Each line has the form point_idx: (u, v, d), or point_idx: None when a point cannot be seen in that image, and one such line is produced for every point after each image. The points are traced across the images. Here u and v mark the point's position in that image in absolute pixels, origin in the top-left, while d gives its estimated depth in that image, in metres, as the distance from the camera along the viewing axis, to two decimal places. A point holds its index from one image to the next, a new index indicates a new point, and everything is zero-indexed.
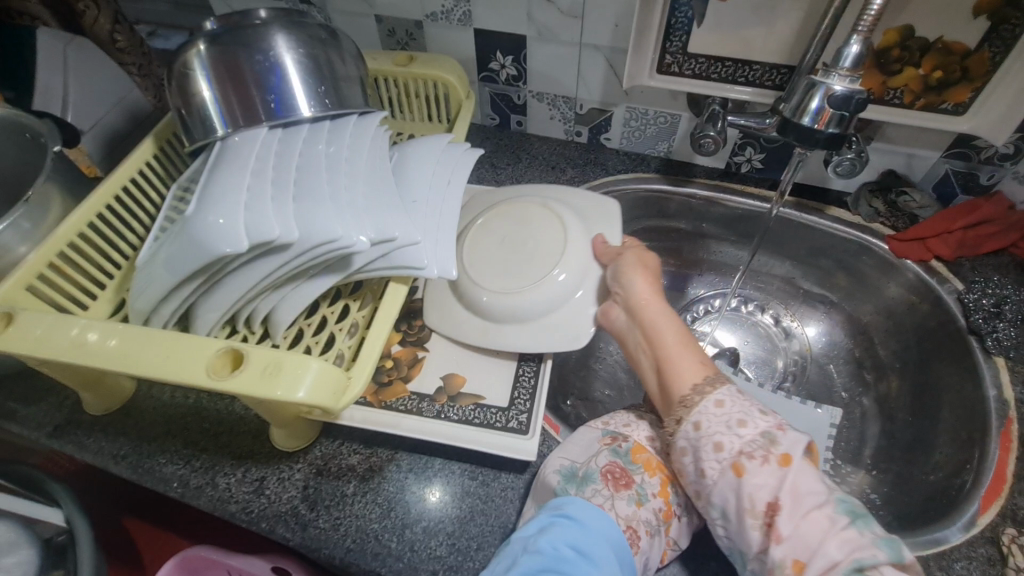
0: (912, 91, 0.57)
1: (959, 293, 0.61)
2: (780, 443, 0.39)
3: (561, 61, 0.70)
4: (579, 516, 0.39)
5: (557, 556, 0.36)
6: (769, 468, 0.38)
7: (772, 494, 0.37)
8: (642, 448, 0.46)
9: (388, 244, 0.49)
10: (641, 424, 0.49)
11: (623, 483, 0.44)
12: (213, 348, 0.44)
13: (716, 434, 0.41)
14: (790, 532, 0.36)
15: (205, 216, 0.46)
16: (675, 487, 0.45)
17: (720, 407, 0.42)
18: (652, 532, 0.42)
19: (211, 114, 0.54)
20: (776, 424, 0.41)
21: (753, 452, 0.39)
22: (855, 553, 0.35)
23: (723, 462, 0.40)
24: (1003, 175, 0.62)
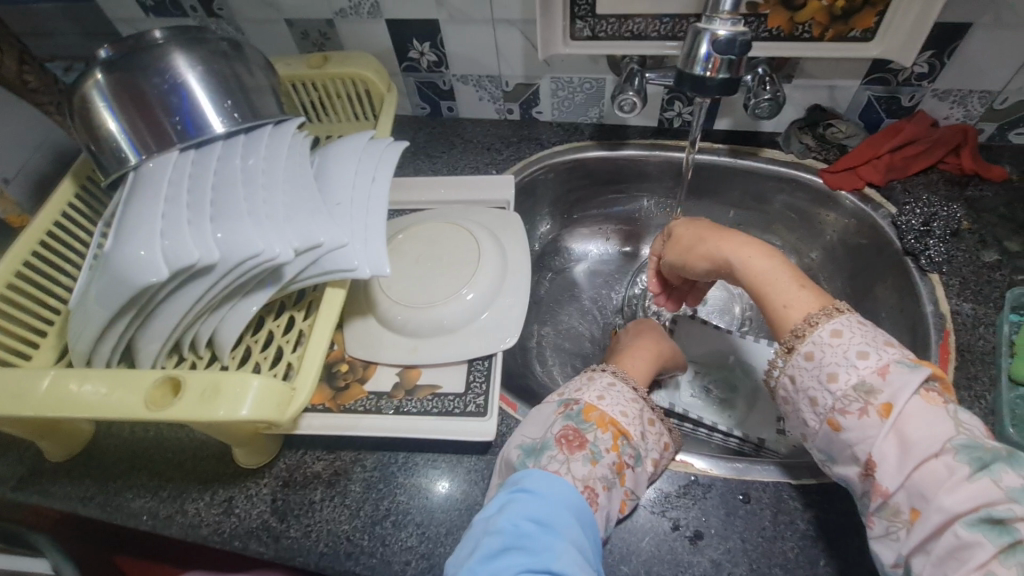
0: (820, 24, 0.57)
1: (891, 216, 0.62)
2: (881, 393, 0.39)
3: (478, 41, 0.69)
4: (536, 488, 0.40)
5: (516, 530, 0.37)
6: (867, 421, 0.39)
7: (869, 447, 0.39)
8: (594, 408, 0.46)
9: (315, 251, 0.49)
10: (593, 386, 0.48)
11: (578, 445, 0.44)
12: (152, 378, 0.44)
13: (830, 365, 0.42)
14: (898, 483, 0.37)
15: (122, 249, 0.45)
16: (628, 440, 0.45)
17: (835, 336, 0.42)
18: (609, 486, 0.43)
19: (119, 144, 0.53)
20: (880, 368, 0.40)
21: (847, 408, 0.40)
22: (983, 503, 0.34)
23: (821, 417, 0.42)
24: (923, 94, 0.63)
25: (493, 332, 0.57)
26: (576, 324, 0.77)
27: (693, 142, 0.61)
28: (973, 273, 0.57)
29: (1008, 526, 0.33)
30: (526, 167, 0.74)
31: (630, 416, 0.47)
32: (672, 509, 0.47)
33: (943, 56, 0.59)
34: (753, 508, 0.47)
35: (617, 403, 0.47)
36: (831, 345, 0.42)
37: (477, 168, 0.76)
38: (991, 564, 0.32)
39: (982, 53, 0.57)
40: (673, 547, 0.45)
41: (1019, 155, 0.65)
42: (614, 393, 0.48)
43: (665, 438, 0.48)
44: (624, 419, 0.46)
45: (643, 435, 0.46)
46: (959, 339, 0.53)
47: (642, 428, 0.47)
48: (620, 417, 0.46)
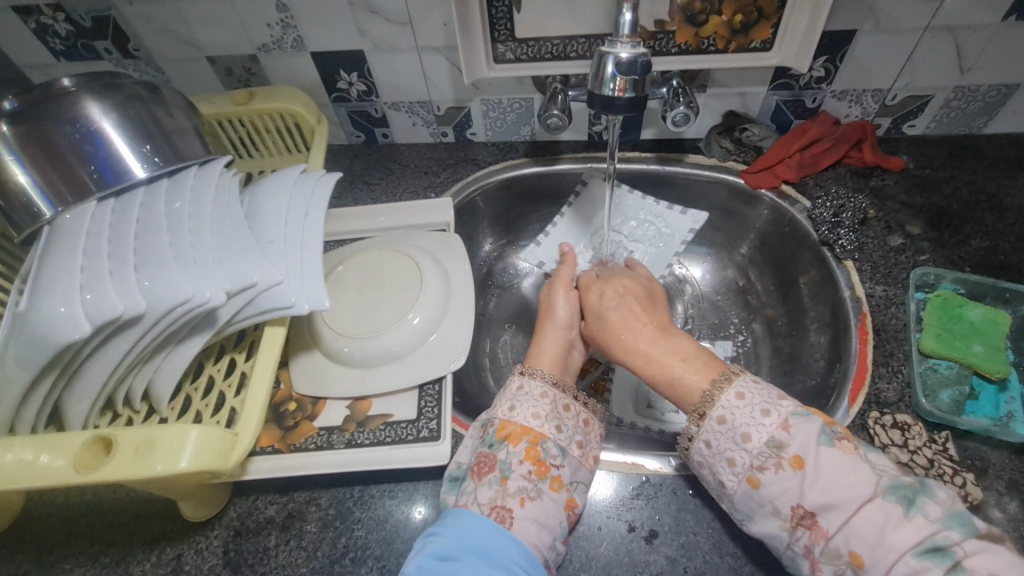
0: (723, 38, 0.61)
1: (807, 209, 0.66)
2: (790, 445, 0.42)
3: (406, 69, 0.70)
4: (439, 527, 0.43)
5: (424, 571, 0.39)
6: (784, 474, 0.41)
7: (796, 499, 0.41)
8: (506, 423, 0.49)
9: (249, 291, 0.48)
10: (504, 398, 0.52)
11: (487, 469, 0.46)
12: (80, 440, 0.42)
13: (759, 402, 0.45)
14: (835, 527, 0.39)
15: (40, 308, 0.43)
16: (545, 442, 0.48)
17: (739, 399, 0.45)
18: (532, 495, 0.45)
19: (33, 198, 0.51)
20: (782, 422, 0.43)
21: (764, 464, 0.42)
22: (928, 536, 0.37)
23: (740, 476, 0.43)
24: (824, 96, 0.68)
25: (441, 357, 0.57)
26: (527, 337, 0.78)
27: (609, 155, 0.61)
28: (882, 257, 0.62)
29: (947, 551, 0.36)
30: (463, 187, 0.75)
31: (542, 415, 0.50)
32: (626, 513, 0.48)
33: (836, 60, 0.64)
34: (701, 501, 0.48)
35: (529, 407, 0.50)
36: (755, 389, 0.46)
37: (415, 192, 0.76)
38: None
39: (868, 56, 0.63)
40: (630, 549, 0.46)
41: (913, 145, 0.71)
42: (523, 399, 0.51)
43: (583, 417, 0.52)
44: (536, 422, 0.49)
45: (561, 428, 0.49)
46: (875, 320, 0.57)
47: (556, 422, 0.50)
48: (532, 422, 0.49)
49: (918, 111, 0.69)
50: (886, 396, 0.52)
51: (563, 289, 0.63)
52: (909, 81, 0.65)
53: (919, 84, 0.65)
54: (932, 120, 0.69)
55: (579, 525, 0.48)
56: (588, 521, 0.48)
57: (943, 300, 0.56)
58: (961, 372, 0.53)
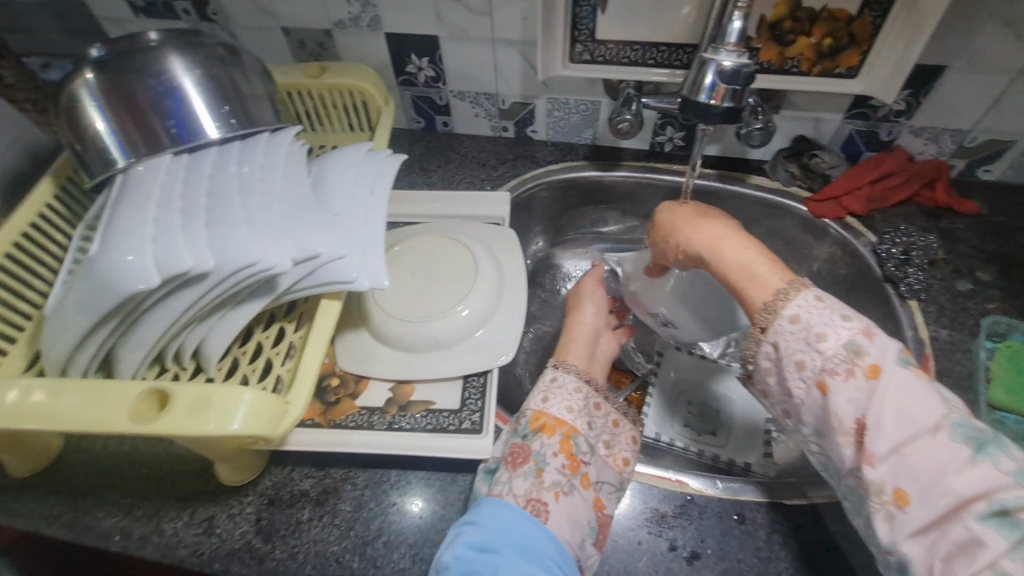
0: (808, 59, 0.60)
1: (872, 244, 0.65)
2: (868, 355, 0.39)
3: (477, 59, 0.70)
4: (475, 516, 0.42)
5: (462, 562, 0.38)
6: (855, 382, 0.39)
7: (859, 410, 0.38)
8: (540, 414, 0.48)
9: (312, 262, 0.48)
10: (536, 392, 0.51)
11: (522, 460, 0.45)
12: (136, 390, 0.42)
13: (820, 323, 0.42)
14: (884, 451, 0.37)
15: (110, 255, 0.43)
16: (577, 436, 0.47)
17: (818, 301, 0.43)
18: (566, 490, 0.44)
19: (108, 146, 0.51)
20: (863, 331, 0.41)
21: (835, 368, 0.40)
22: (994, 494, 0.33)
23: (809, 381, 0.42)
24: (900, 131, 0.66)
25: (489, 349, 0.57)
26: None
27: (692, 167, 0.61)
28: (949, 300, 0.60)
29: (1016, 519, 0.32)
30: (521, 184, 0.75)
31: (575, 410, 0.49)
32: (668, 531, 0.47)
33: (919, 95, 0.62)
34: (747, 529, 0.47)
35: (563, 400, 0.49)
36: (817, 306, 0.43)
37: (471, 183, 0.76)
38: (997, 559, 0.31)
39: (954, 95, 0.61)
40: (670, 568, 0.45)
41: (986, 191, 0.69)
42: (556, 392, 0.50)
43: (612, 417, 0.52)
44: (570, 415, 0.48)
45: (591, 424, 0.49)
46: (938, 364, 0.55)
47: (588, 418, 0.49)
48: (566, 415, 0.48)
49: (997, 156, 0.66)
50: None
51: (588, 287, 0.65)
52: (992, 125, 0.63)
53: (1003, 128, 0.63)
54: (1010, 166, 0.67)
55: (618, 538, 0.47)
56: (629, 533, 0.47)
57: (1013, 351, 0.55)
58: None
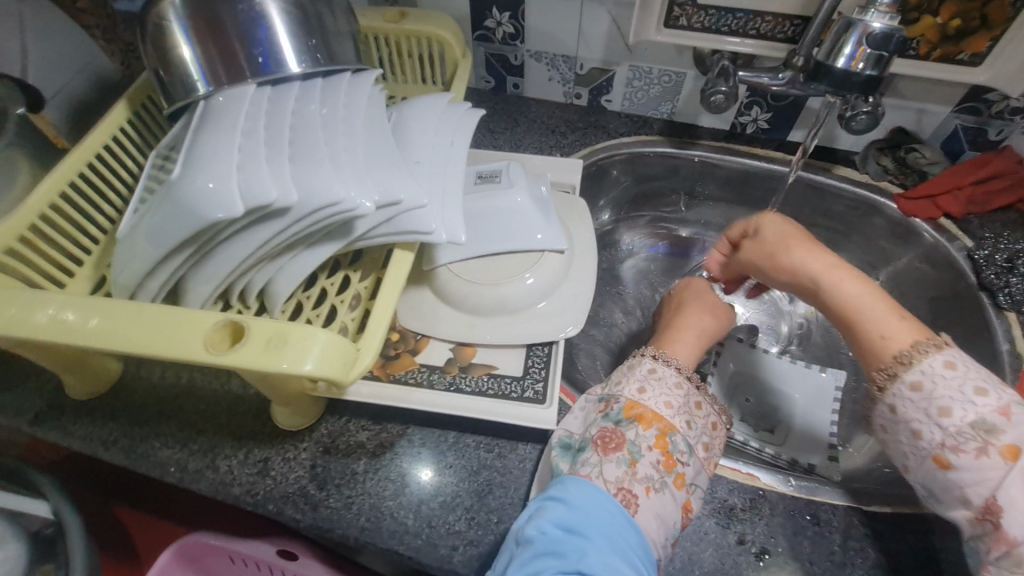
0: (929, 41, 0.55)
1: (968, 249, 0.61)
2: (1003, 432, 0.38)
3: (562, 17, 0.67)
4: (561, 493, 0.41)
5: (547, 539, 0.38)
6: (987, 461, 0.38)
7: (989, 491, 0.38)
8: (635, 404, 0.47)
9: (392, 208, 0.46)
10: (633, 378, 0.49)
11: (613, 446, 0.44)
12: (210, 320, 0.40)
13: (943, 398, 0.40)
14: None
15: (193, 180, 0.42)
16: (674, 434, 0.45)
17: (949, 368, 0.41)
18: (655, 486, 0.43)
19: (191, 72, 0.50)
20: (1001, 407, 0.39)
21: (961, 446, 0.39)
22: None
23: (925, 454, 0.41)
24: (1012, 129, 0.61)
25: (555, 320, 0.54)
26: (621, 325, 0.75)
27: (800, 152, 0.63)
28: None
29: None
30: (592, 153, 0.71)
31: (674, 406, 0.47)
32: (737, 524, 0.45)
33: None
34: (822, 530, 0.44)
35: (660, 394, 0.48)
36: (946, 374, 0.41)
37: (540, 148, 0.73)
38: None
39: None
40: (738, 562, 0.43)
41: None
42: (655, 384, 0.48)
43: (711, 420, 0.49)
44: (668, 412, 0.46)
45: (690, 424, 0.47)
46: None
47: (686, 417, 0.47)
48: (664, 410, 0.47)
49: None
50: None
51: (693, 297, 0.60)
52: None
53: None
54: None
55: None
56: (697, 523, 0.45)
57: None
58: None
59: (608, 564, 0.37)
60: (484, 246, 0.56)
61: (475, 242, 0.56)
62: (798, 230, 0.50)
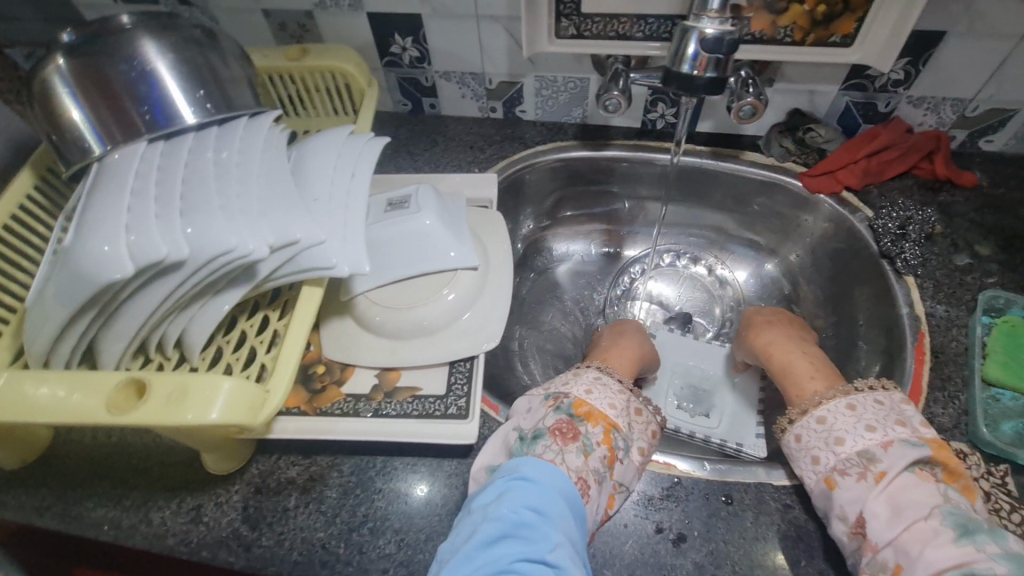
0: (802, 28, 0.58)
1: (868, 220, 0.63)
2: (881, 461, 0.42)
3: (462, 37, 0.68)
4: (533, 476, 0.41)
5: (518, 517, 0.38)
6: (865, 484, 0.42)
7: (861, 506, 0.41)
8: (583, 402, 0.48)
9: (291, 248, 0.47)
10: (579, 382, 0.51)
11: (570, 437, 0.45)
12: (113, 380, 0.41)
13: (841, 431, 0.45)
14: (885, 540, 0.39)
15: (84, 244, 0.42)
16: (617, 432, 0.47)
17: (851, 410, 0.46)
18: (599, 479, 0.44)
19: (86, 135, 0.50)
20: (884, 441, 0.43)
21: (846, 470, 0.43)
22: (966, 562, 0.35)
23: (820, 475, 0.44)
24: (899, 101, 0.64)
25: (475, 335, 0.56)
26: (559, 328, 0.77)
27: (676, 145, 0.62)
28: (946, 276, 0.58)
29: None
30: (509, 165, 0.73)
31: (618, 408, 0.49)
32: (654, 513, 0.47)
33: (919, 62, 0.60)
34: (735, 509, 0.47)
35: (605, 396, 0.49)
36: (875, 408, 0.45)
37: (459, 165, 0.75)
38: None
39: (956, 60, 0.59)
40: (657, 550, 0.45)
41: (987, 162, 0.67)
42: (600, 387, 0.50)
43: (652, 427, 0.50)
44: (612, 412, 0.48)
45: (630, 427, 0.48)
46: (934, 341, 0.54)
47: (628, 419, 0.48)
48: (609, 410, 0.48)
49: (1000, 125, 0.65)
50: (941, 422, 0.49)
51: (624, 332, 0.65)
52: (995, 92, 0.61)
53: (1006, 95, 0.61)
54: (1012, 136, 0.65)
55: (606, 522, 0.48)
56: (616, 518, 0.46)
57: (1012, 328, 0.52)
58: None
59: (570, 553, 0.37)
60: (402, 271, 0.57)
61: (386, 268, 0.57)
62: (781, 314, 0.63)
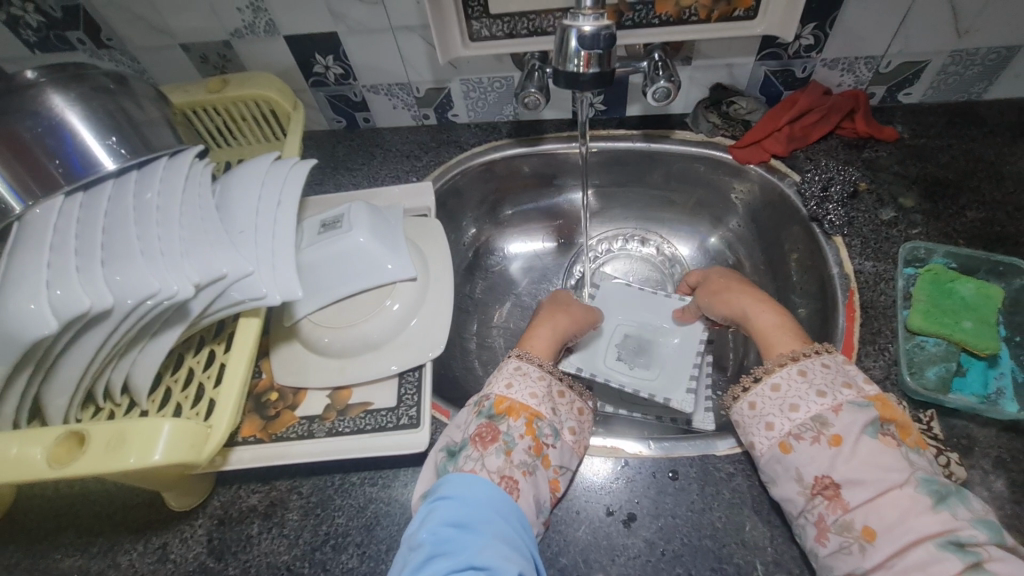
0: (704, 6, 0.58)
1: (796, 184, 0.65)
2: (834, 425, 0.43)
3: (381, 50, 0.69)
4: (452, 492, 0.42)
5: (438, 538, 0.39)
6: (820, 447, 0.43)
7: (823, 470, 0.42)
8: (504, 398, 0.49)
9: (219, 283, 0.48)
10: (501, 376, 0.52)
11: (490, 439, 0.46)
12: (53, 435, 0.42)
13: (792, 397, 0.46)
14: (859, 501, 0.40)
15: (8, 305, 0.42)
16: (540, 420, 0.48)
17: (803, 375, 0.47)
18: (529, 471, 0.45)
19: (0, 191, 0.49)
20: (835, 406, 0.44)
21: (802, 434, 0.44)
22: (951, 530, 0.37)
23: (773, 440, 0.46)
24: (814, 65, 0.65)
25: (420, 345, 0.57)
26: (517, 324, 0.78)
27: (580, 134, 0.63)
28: (872, 231, 0.60)
29: (971, 550, 0.36)
30: (446, 171, 0.74)
31: (539, 396, 0.50)
32: (605, 496, 0.48)
33: (825, 27, 0.61)
34: (681, 484, 0.48)
35: (526, 386, 0.50)
36: (823, 373, 0.47)
37: (397, 176, 0.75)
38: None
39: (859, 20, 0.60)
40: (608, 532, 0.46)
41: (908, 114, 0.68)
42: (521, 377, 0.51)
43: (578, 405, 0.52)
44: (534, 401, 0.49)
45: (555, 410, 0.50)
46: (863, 297, 0.55)
47: (552, 404, 0.50)
48: (530, 400, 0.49)
49: (914, 77, 0.66)
50: (872, 374, 0.51)
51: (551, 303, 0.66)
52: (903, 47, 0.62)
53: (914, 48, 0.62)
54: (928, 86, 0.67)
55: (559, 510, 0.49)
56: (567, 505, 0.48)
57: (935, 276, 0.54)
58: (949, 349, 0.51)
59: (497, 551, 0.38)
60: (342, 289, 0.58)
61: (327, 288, 0.58)
62: (737, 278, 0.63)
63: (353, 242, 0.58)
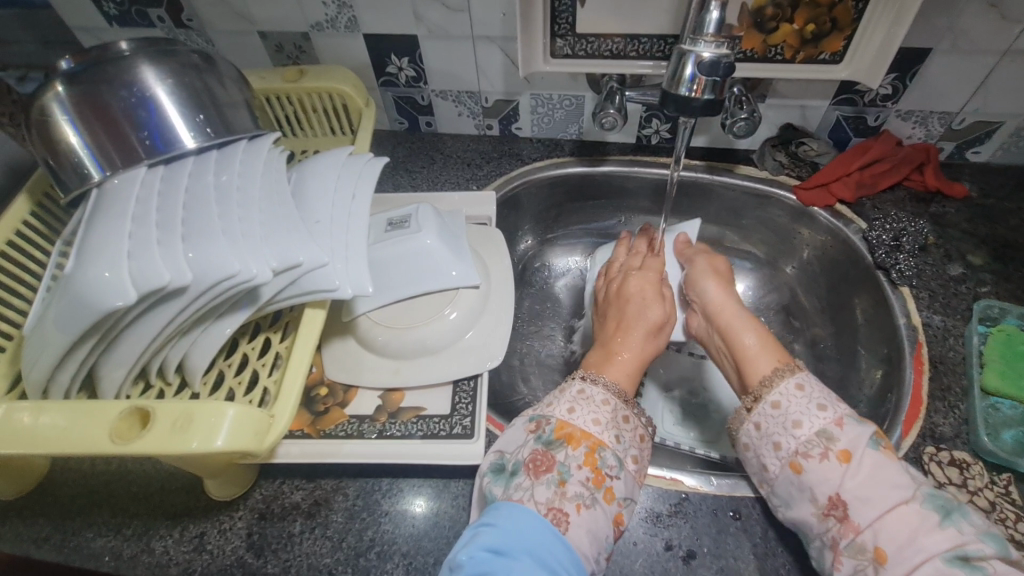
0: (792, 46, 0.59)
1: (862, 232, 0.64)
2: (840, 440, 0.42)
3: (458, 57, 0.69)
4: (494, 519, 0.41)
5: (475, 561, 0.37)
6: (828, 464, 0.41)
7: (833, 488, 0.41)
8: (565, 424, 0.47)
9: (293, 271, 0.47)
10: (563, 400, 0.49)
11: (544, 468, 0.44)
12: (117, 410, 0.41)
13: (794, 413, 0.44)
14: (869, 520, 0.39)
15: (87, 272, 0.42)
16: (605, 449, 0.46)
17: (800, 390, 0.45)
18: (586, 503, 0.42)
19: (84, 160, 0.49)
20: (838, 419, 0.43)
21: (810, 452, 0.42)
22: (957, 545, 0.36)
23: (782, 460, 0.44)
24: (888, 115, 0.66)
25: (477, 354, 0.56)
26: (559, 342, 0.77)
27: (675, 163, 0.61)
28: (940, 287, 0.59)
29: (976, 563, 0.35)
30: (506, 183, 0.74)
31: (602, 422, 0.47)
32: (664, 530, 0.47)
33: (906, 79, 0.61)
34: (743, 525, 0.47)
35: (589, 411, 0.48)
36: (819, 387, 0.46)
37: (457, 183, 0.75)
38: None
39: (941, 76, 0.60)
40: (667, 568, 0.45)
41: (975, 173, 0.68)
42: (583, 403, 0.48)
43: (640, 432, 0.49)
44: (595, 428, 0.47)
45: (619, 437, 0.47)
46: (931, 351, 0.55)
47: (616, 431, 0.47)
48: (592, 427, 0.47)
49: (985, 138, 0.66)
50: (942, 431, 0.50)
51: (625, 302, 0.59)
52: (981, 107, 0.63)
53: (991, 109, 0.63)
54: (998, 148, 0.67)
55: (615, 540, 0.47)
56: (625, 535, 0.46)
57: (1007, 337, 0.54)
58: None
59: None
60: (403, 291, 0.57)
61: (389, 288, 0.58)
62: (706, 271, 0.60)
63: (421, 244, 0.58)
